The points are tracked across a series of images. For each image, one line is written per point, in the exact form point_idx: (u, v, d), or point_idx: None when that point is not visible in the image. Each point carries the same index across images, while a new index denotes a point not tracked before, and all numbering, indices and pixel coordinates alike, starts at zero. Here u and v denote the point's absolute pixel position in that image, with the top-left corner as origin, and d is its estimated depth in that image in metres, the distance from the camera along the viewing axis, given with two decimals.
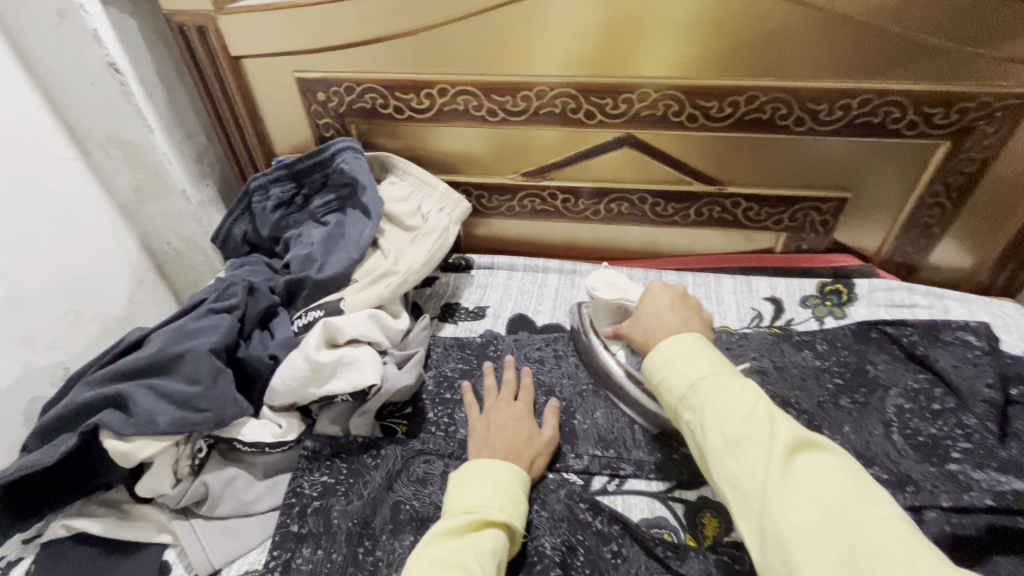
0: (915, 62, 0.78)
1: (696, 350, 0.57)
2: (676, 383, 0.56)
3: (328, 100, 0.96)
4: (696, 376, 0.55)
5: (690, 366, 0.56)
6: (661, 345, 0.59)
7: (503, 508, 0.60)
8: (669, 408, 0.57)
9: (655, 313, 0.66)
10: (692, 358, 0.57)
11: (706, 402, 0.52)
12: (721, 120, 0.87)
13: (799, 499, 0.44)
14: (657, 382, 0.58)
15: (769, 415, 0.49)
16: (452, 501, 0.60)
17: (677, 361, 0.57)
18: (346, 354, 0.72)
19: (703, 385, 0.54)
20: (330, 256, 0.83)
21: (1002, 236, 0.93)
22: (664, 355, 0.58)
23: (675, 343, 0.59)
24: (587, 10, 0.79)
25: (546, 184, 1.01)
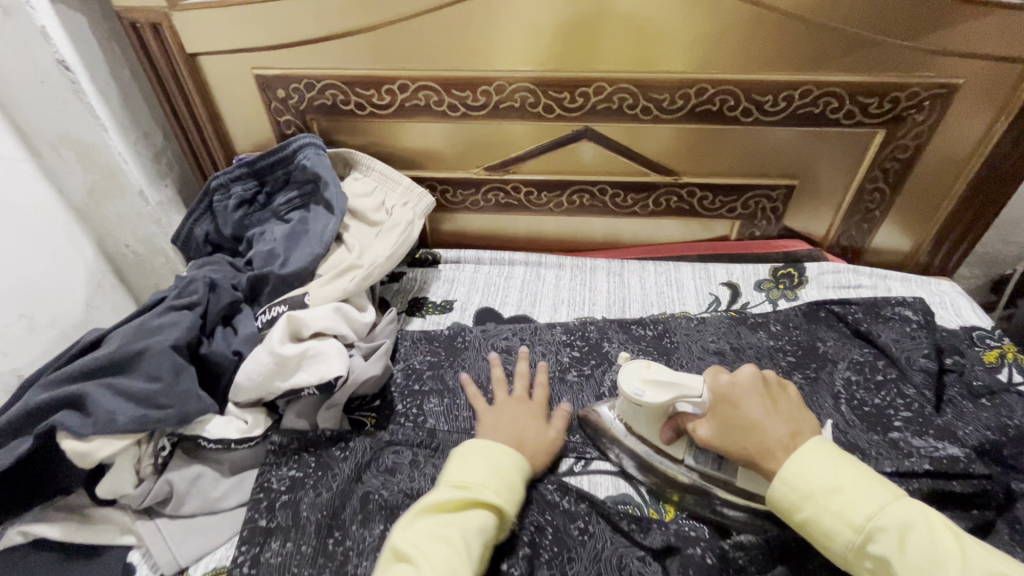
0: (850, 55, 0.83)
1: (842, 479, 0.53)
2: (842, 527, 0.52)
3: (288, 97, 0.96)
4: (866, 518, 0.51)
5: (854, 506, 0.52)
6: (786, 471, 0.55)
7: (497, 489, 0.62)
8: (834, 552, 0.52)
9: (750, 419, 0.60)
10: (844, 491, 0.53)
11: (897, 554, 0.49)
12: (674, 112, 0.90)
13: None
14: (809, 520, 0.54)
15: (981, 564, 0.47)
16: (448, 475, 0.63)
17: (828, 497, 0.53)
18: (311, 347, 0.72)
19: (883, 530, 0.50)
20: (293, 251, 0.83)
21: (935, 219, 0.99)
22: (804, 485, 0.54)
23: (811, 462, 0.55)
24: (543, 6, 0.82)
25: (509, 178, 1.03)
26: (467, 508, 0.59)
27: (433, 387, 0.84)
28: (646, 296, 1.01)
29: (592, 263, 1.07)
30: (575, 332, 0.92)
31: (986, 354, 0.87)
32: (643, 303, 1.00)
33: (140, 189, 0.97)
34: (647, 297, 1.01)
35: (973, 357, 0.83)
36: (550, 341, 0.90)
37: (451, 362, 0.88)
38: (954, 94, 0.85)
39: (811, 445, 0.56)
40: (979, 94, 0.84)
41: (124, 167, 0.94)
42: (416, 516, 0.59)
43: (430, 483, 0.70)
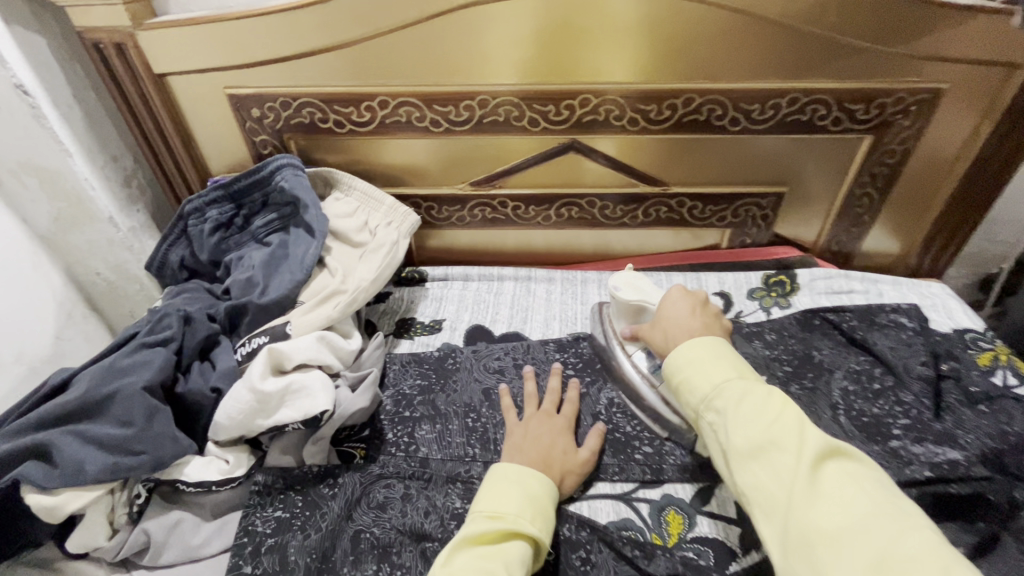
0: (836, 63, 0.82)
1: (712, 353, 0.60)
2: (697, 386, 0.58)
3: (264, 116, 0.92)
4: (716, 381, 0.57)
5: (709, 369, 0.59)
6: (680, 349, 0.62)
7: (535, 515, 0.61)
8: (688, 408, 0.59)
9: (681, 317, 0.68)
10: (706, 363, 0.59)
11: (729, 405, 0.55)
12: (660, 123, 0.89)
13: (830, 505, 0.46)
14: (676, 383, 0.61)
15: (794, 426, 0.51)
16: (485, 501, 0.61)
17: (699, 364, 0.60)
18: (294, 381, 0.68)
19: (728, 391, 0.56)
20: (273, 278, 0.80)
21: (924, 221, 0.99)
22: (680, 357, 0.61)
23: (696, 343, 0.62)
24: (525, 19, 0.80)
25: (495, 193, 1.00)
26: (510, 537, 0.58)
27: (425, 413, 0.81)
28: None
29: (583, 276, 1.05)
30: (568, 349, 0.90)
31: (979, 357, 0.87)
32: None
33: (109, 215, 0.93)
34: None
35: (967, 361, 0.83)
36: (543, 359, 0.88)
37: (442, 385, 0.85)
38: (939, 98, 0.84)
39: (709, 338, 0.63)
40: (963, 98, 0.84)
41: (91, 194, 0.90)
42: (460, 545, 0.57)
43: (423, 517, 0.67)
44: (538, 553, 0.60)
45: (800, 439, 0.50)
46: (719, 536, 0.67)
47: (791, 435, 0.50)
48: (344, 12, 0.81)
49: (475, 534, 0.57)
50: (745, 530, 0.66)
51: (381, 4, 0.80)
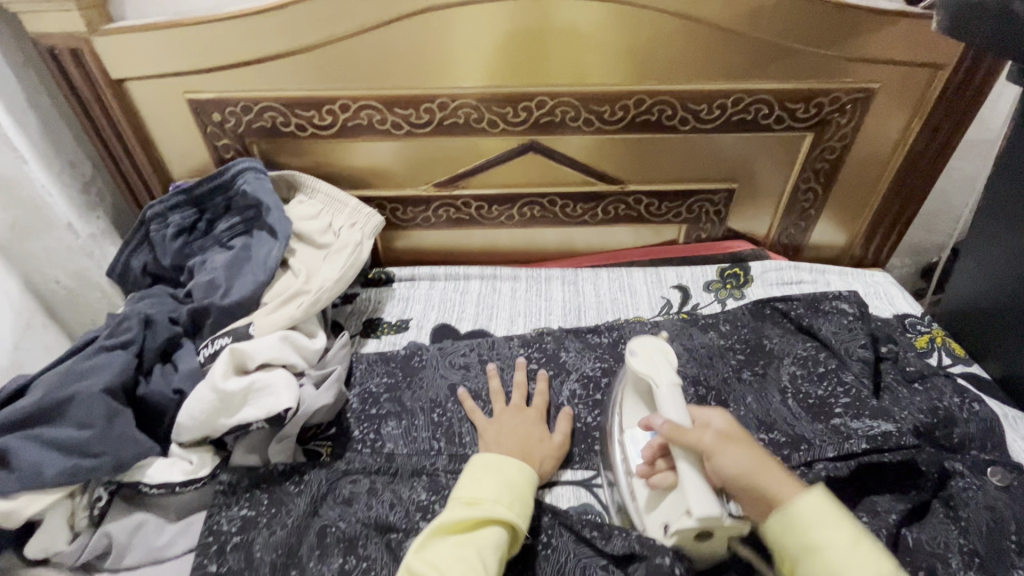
0: (775, 64, 0.87)
1: (861, 533, 0.50)
2: (854, 567, 0.48)
3: (225, 120, 0.93)
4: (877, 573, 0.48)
5: (865, 555, 0.49)
6: (801, 500, 0.52)
7: (513, 504, 0.63)
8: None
9: (740, 438, 0.59)
10: (860, 546, 0.49)
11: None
12: (615, 123, 0.93)
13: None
14: (809, 547, 0.50)
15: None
16: (464, 490, 0.64)
17: (847, 542, 0.49)
18: (257, 380, 0.69)
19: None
20: (236, 280, 0.80)
21: (866, 214, 1.05)
22: (816, 515, 0.51)
23: (828, 504, 0.52)
24: (483, 25, 0.83)
25: (459, 193, 1.02)
26: (484, 524, 0.61)
27: (390, 410, 0.82)
28: (601, 303, 1.03)
29: (547, 273, 1.08)
30: (532, 344, 0.92)
31: (918, 340, 0.93)
32: (597, 310, 1.01)
33: (68, 222, 0.91)
34: (602, 304, 1.02)
35: (905, 344, 0.88)
36: (507, 354, 0.90)
37: (409, 382, 0.86)
38: (873, 97, 0.90)
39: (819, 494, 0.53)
40: (893, 97, 0.90)
41: (48, 199, 0.88)
42: (436, 533, 0.60)
43: (389, 509, 0.69)
44: (516, 539, 0.63)
45: None
46: None
47: None
48: (302, 18, 0.82)
49: (449, 523, 0.60)
50: None
51: (339, 10, 0.82)
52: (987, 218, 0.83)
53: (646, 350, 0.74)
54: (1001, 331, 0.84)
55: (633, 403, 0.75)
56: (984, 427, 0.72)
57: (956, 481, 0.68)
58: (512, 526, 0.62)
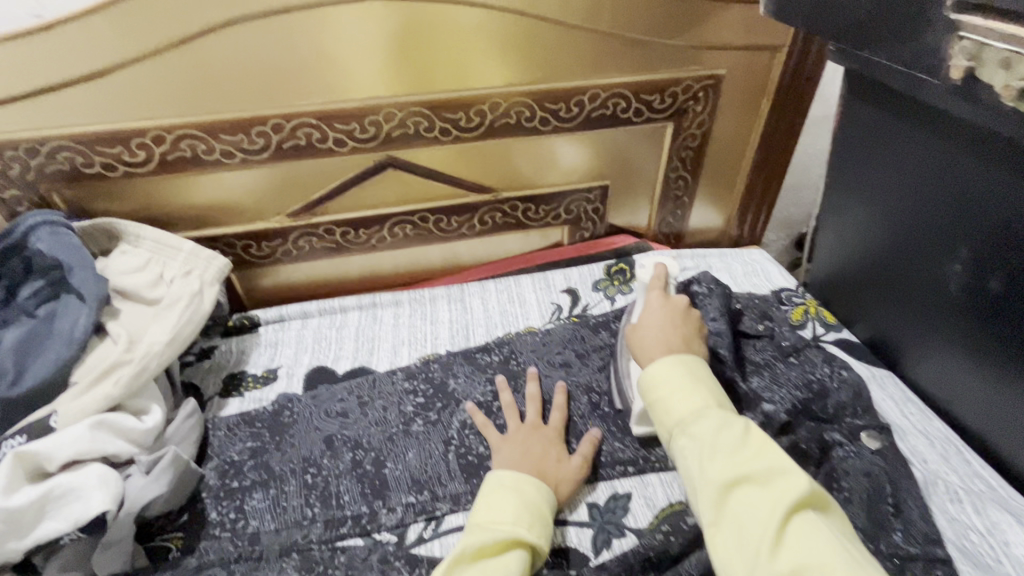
0: (624, 56, 0.85)
1: (694, 374, 0.63)
2: (678, 407, 0.60)
3: (7, 168, 0.77)
4: (690, 408, 0.59)
5: (689, 393, 0.61)
6: (659, 360, 0.65)
7: (534, 525, 0.60)
8: (665, 427, 0.61)
9: (655, 316, 0.72)
10: (686, 387, 0.61)
11: (703, 432, 0.56)
12: (474, 130, 0.87)
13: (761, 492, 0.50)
14: (651, 391, 0.63)
15: (772, 458, 0.52)
16: (481, 516, 0.60)
17: (673, 388, 0.61)
18: (58, 485, 0.56)
19: (702, 416, 0.58)
20: (31, 361, 0.66)
21: (734, 196, 1.08)
22: (662, 371, 0.63)
23: (678, 360, 0.64)
24: (310, 35, 0.75)
25: (318, 221, 0.93)
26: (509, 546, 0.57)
27: (256, 479, 0.72)
28: (489, 318, 0.97)
29: (431, 294, 1.01)
30: (417, 376, 0.84)
31: (793, 312, 0.96)
32: (486, 326, 0.95)
33: None
34: (491, 319, 0.97)
35: (782, 320, 0.90)
36: (390, 392, 0.82)
37: (277, 443, 0.76)
38: (721, 83, 0.91)
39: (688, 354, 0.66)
40: (738, 83, 0.92)
41: None
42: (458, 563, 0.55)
43: None
44: (538, 560, 0.59)
45: (791, 487, 0.49)
46: (571, 543, 0.66)
47: (782, 484, 0.50)
48: (80, 40, 0.70)
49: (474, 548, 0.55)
50: (596, 530, 0.67)
51: (125, 27, 0.70)
52: (833, 192, 0.87)
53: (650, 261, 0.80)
54: (865, 299, 0.88)
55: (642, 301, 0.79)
56: (855, 394, 0.75)
57: (838, 452, 0.70)
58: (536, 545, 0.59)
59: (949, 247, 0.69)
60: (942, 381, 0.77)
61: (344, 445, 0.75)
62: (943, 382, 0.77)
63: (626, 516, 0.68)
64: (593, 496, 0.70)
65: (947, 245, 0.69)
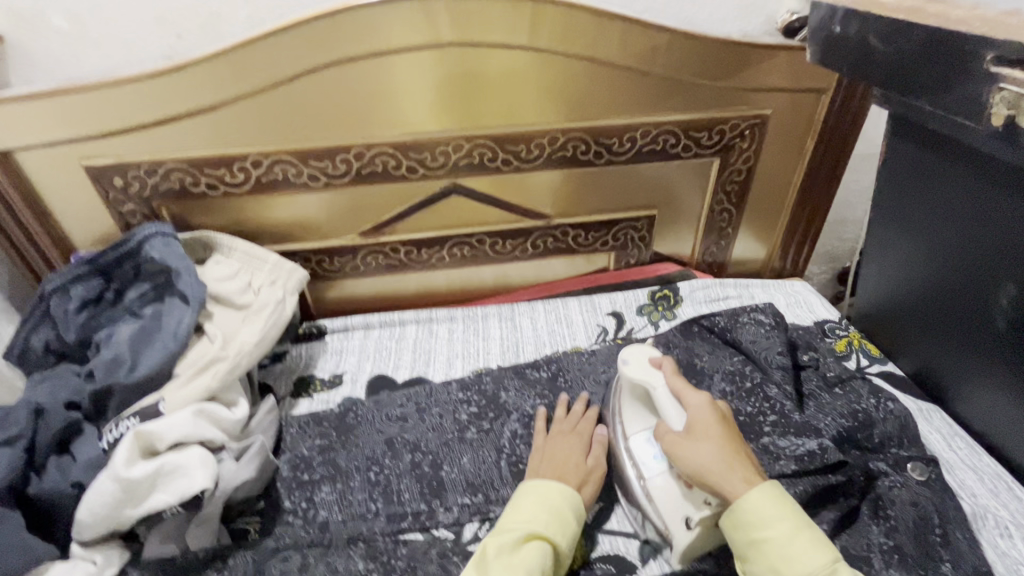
0: (676, 97, 0.92)
1: (796, 516, 0.57)
2: (795, 559, 0.55)
3: (128, 185, 0.89)
4: (810, 554, 0.55)
5: (808, 543, 0.55)
6: (755, 493, 0.58)
7: (558, 527, 0.64)
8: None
9: (710, 427, 0.62)
10: (800, 534, 0.56)
11: None
12: (532, 161, 0.95)
13: None
14: (756, 539, 0.57)
15: None
16: (509, 518, 0.65)
17: (783, 534, 0.56)
18: (167, 462, 0.64)
19: (833, 573, 0.54)
20: (143, 353, 0.76)
21: (778, 228, 1.12)
22: (761, 516, 0.57)
23: (775, 496, 0.58)
24: (392, 75, 0.84)
25: (386, 240, 1.01)
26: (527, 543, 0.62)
27: (324, 474, 0.78)
28: (538, 336, 1.03)
29: (483, 311, 1.07)
30: (471, 388, 0.90)
31: (838, 343, 0.97)
32: (535, 343, 1.01)
33: None
34: (540, 337, 1.02)
35: (825, 350, 0.92)
36: (445, 401, 0.88)
37: (343, 441, 0.82)
38: (768, 122, 0.96)
39: (773, 487, 0.59)
40: (784, 122, 0.97)
41: None
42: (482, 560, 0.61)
43: None
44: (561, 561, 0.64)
45: None
46: (619, 552, 0.70)
47: None
48: (203, 78, 0.81)
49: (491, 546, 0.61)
50: (643, 542, 0.71)
51: (240, 68, 0.81)
52: (878, 228, 0.90)
53: (637, 358, 0.73)
54: (910, 335, 0.89)
55: (633, 409, 0.75)
56: (901, 424, 0.76)
57: (884, 481, 0.71)
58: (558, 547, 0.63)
59: (993, 284, 0.71)
60: (993, 422, 0.77)
61: (403, 447, 0.81)
62: (995, 422, 0.77)
63: None
64: None
65: (993, 281, 0.71)
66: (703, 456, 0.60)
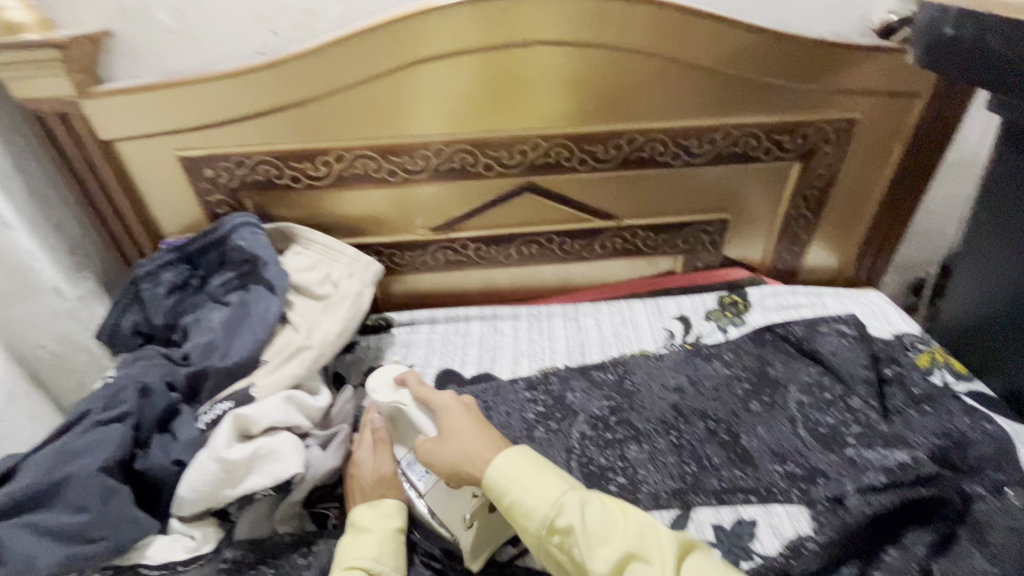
0: (761, 99, 0.89)
1: (536, 466, 0.60)
2: (535, 505, 0.57)
3: (217, 176, 0.92)
4: (549, 498, 0.57)
5: (537, 486, 0.58)
6: (497, 462, 0.60)
7: (391, 557, 0.64)
8: (532, 530, 0.57)
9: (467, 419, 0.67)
10: (538, 475, 0.59)
11: (576, 518, 0.55)
12: (609, 161, 0.94)
13: (649, 562, 0.52)
14: (508, 499, 0.59)
15: (637, 520, 0.55)
16: (345, 554, 0.64)
17: (523, 483, 0.59)
18: (263, 446, 0.66)
19: (568, 504, 0.57)
20: (234, 339, 0.79)
21: (856, 236, 1.08)
22: (504, 474, 0.60)
23: (515, 455, 0.61)
24: (435, 77, 0.85)
25: (456, 236, 1.02)
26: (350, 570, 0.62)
27: None
28: (603, 338, 1.02)
29: (547, 310, 1.07)
30: (538, 387, 0.90)
31: (919, 358, 0.92)
32: (601, 345, 1.00)
33: (55, 285, 0.88)
34: (606, 339, 1.01)
35: (909, 365, 0.88)
36: (513, 399, 0.88)
37: None
38: (854, 126, 0.93)
39: (520, 450, 0.61)
40: (872, 127, 0.93)
41: (34, 264, 0.85)
42: None
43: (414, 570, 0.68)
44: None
45: (658, 546, 0.53)
46: None
47: (649, 542, 0.53)
48: (296, 73, 0.83)
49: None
50: (722, 550, 0.70)
51: (332, 65, 0.83)
52: (976, 239, 0.86)
53: (386, 384, 0.74)
54: (1004, 354, 0.84)
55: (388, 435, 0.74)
56: (999, 448, 0.72)
57: (977, 505, 0.67)
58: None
59: None
60: None
61: None
62: None
63: (753, 542, 0.71)
64: (717, 518, 0.73)
65: None
66: (462, 445, 0.63)
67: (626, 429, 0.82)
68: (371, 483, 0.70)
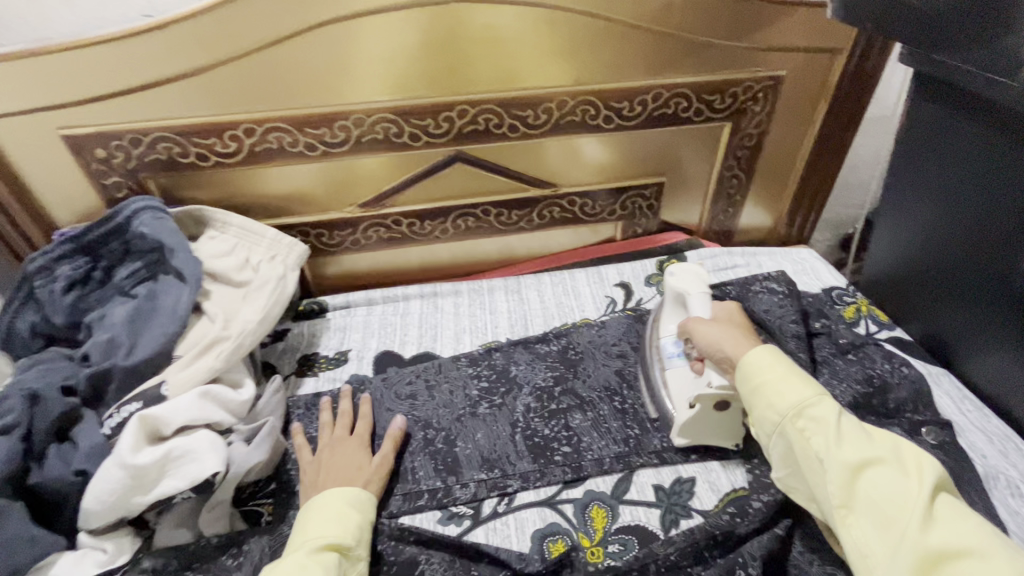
0: (689, 58, 0.88)
1: (792, 368, 0.60)
2: (787, 395, 0.58)
3: (111, 156, 0.83)
4: (805, 394, 0.58)
5: (789, 385, 0.58)
6: (750, 353, 0.63)
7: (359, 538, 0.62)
8: (775, 414, 0.58)
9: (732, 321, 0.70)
10: (792, 373, 0.60)
11: (826, 417, 0.55)
12: (540, 127, 0.91)
13: (895, 471, 0.51)
14: (756, 386, 0.60)
15: (898, 442, 0.53)
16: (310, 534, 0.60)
17: (778, 378, 0.59)
18: (175, 447, 0.62)
19: (818, 406, 0.56)
20: (141, 335, 0.73)
21: (787, 195, 1.10)
22: (760, 365, 0.61)
23: (772, 353, 0.62)
24: (360, 39, 0.79)
25: (387, 211, 0.97)
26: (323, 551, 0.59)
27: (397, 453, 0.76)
28: (546, 309, 1.00)
29: (489, 284, 1.05)
30: (480, 362, 0.88)
31: (846, 311, 0.96)
32: (544, 316, 0.99)
33: None
34: (548, 310, 1.00)
35: (836, 317, 0.91)
36: (455, 376, 0.86)
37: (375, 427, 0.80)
38: (781, 83, 0.93)
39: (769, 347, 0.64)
40: (798, 84, 0.94)
41: None
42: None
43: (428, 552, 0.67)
44: None
45: (917, 463, 0.51)
46: (641, 522, 0.69)
47: (907, 458, 0.51)
48: (188, 38, 0.75)
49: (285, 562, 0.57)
50: (664, 510, 0.70)
51: (228, 27, 0.75)
52: (893, 192, 0.88)
53: (683, 269, 0.79)
54: (930, 303, 0.87)
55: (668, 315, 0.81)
56: (916, 390, 0.76)
57: None
58: (352, 561, 0.60)
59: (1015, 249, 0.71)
60: (999, 381, 0.78)
61: (415, 425, 0.79)
62: (1003, 381, 0.78)
63: (692, 499, 0.71)
64: (657, 478, 0.73)
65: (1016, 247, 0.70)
66: (713, 334, 0.68)
67: (571, 399, 0.82)
68: (316, 472, 0.68)
